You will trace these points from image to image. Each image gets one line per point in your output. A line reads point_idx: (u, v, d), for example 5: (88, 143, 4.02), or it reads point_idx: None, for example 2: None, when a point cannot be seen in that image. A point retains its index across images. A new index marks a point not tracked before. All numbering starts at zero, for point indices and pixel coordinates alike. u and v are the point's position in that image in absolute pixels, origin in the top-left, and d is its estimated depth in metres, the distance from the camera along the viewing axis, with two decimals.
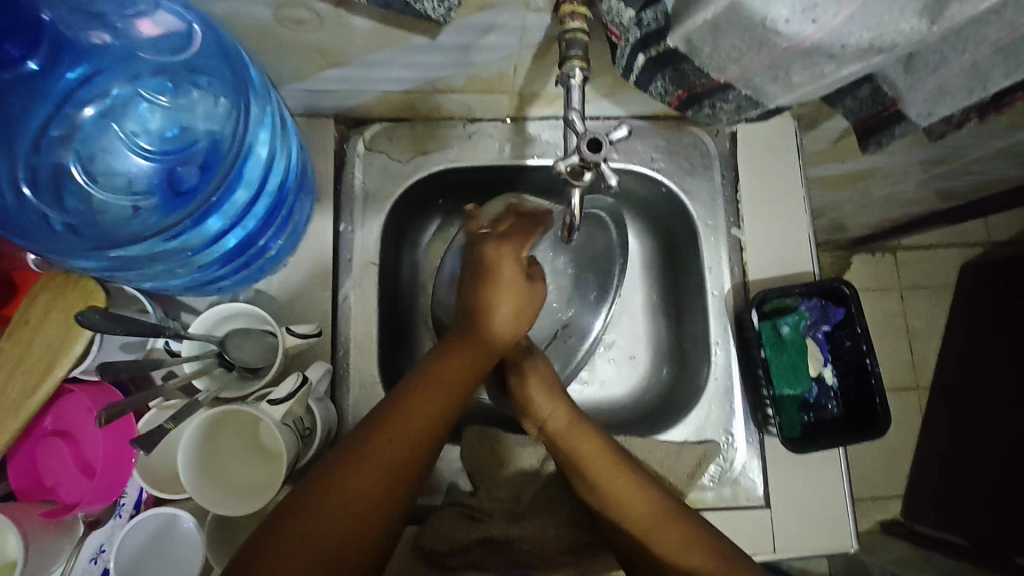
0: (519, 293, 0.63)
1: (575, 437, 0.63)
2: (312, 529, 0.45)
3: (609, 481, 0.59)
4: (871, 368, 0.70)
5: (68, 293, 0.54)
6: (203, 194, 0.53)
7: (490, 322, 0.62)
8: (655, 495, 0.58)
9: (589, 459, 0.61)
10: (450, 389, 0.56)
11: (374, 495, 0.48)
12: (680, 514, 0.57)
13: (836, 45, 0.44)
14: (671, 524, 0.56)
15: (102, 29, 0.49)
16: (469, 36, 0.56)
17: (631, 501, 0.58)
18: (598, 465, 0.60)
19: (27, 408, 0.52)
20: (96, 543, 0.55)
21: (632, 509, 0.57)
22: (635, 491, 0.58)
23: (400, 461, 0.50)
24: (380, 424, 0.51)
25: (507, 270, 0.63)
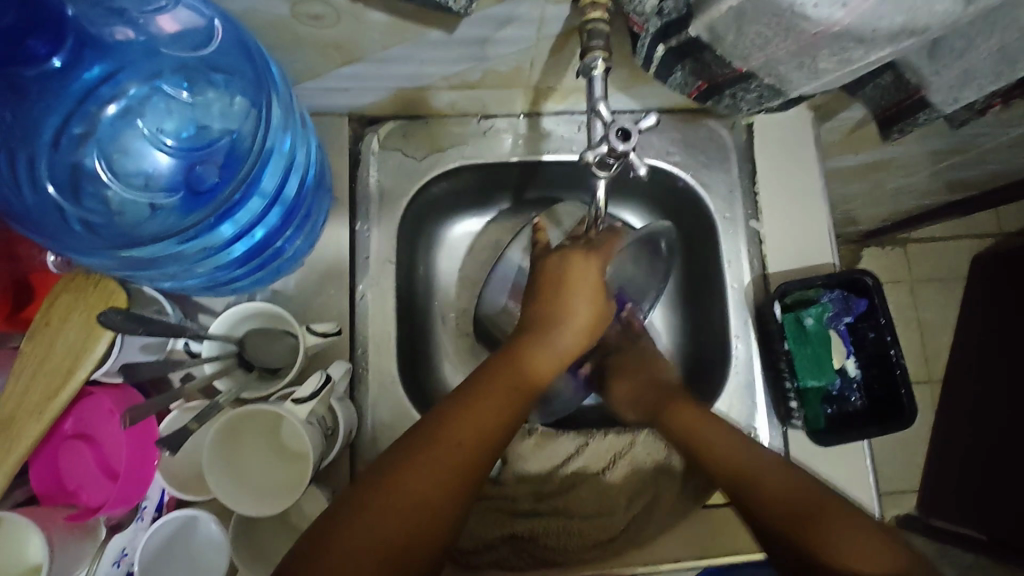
0: (599, 305, 0.64)
1: (668, 403, 0.67)
2: (357, 548, 0.45)
3: (704, 435, 0.63)
4: (896, 360, 0.68)
5: (89, 294, 0.53)
6: (223, 193, 0.52)
7: (553, 337, 0.62)
8: (753, 447, 0.60)
9: (683, 421, 0.65)
10: (507, 393, 0.56)
11: (427, 502, 0.48)
12: (781, 466, 0.58)
13: (868, 29, 0.43)
14: (775, 469, 0.58)
15: (124, 24, 0.48)
16: (488, 29, 0.55)
17: (733, 455, 0.60)
18: (696, 425, 0.64)
19: (48, 411, 0.51)
20: (119, 547, 0.54)
21: (733, 462, 0.60)
22: (731, 441, 0.61)
23: (452, 464, 0.50)
24: (432, 429, 0.51)
25: (587, 282, 0.64)
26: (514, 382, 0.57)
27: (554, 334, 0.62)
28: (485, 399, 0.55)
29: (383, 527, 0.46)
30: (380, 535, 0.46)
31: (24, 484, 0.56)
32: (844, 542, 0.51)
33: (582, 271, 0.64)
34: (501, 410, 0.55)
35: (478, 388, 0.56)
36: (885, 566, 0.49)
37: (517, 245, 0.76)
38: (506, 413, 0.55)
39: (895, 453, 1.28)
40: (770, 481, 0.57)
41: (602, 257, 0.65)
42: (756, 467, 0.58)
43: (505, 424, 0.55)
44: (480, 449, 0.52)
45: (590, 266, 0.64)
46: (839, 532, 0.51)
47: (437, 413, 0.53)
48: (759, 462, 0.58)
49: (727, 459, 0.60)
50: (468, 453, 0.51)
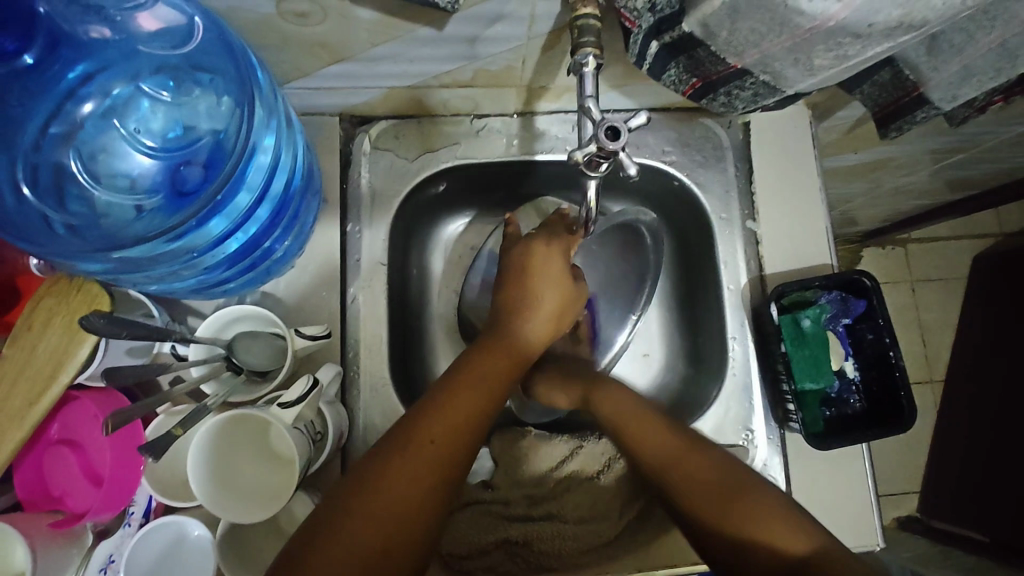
0: (564, 292, 0.65)
1: (597, 394, 0.65)
2: (346, 554, 0.43)
3: (627, 424, 0.62)
4: (895, 361, 0.67)
5: (72, 298, 0.52)
6: (207, 193, 0.51)
7: (526, 321, 0.63)
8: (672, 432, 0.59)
9: (612, 413, 0.63)
10: (477, 391, 0.55)
11: (411, 501, 0.47)
12: (700, 447, 0.58)
13: (863, 24, 0.42)
14: (693, 455, 0.57)
15: (100, 22, 0.47)
16: (477, 26, 0.54)
17: (649, 443, 0.59)
18: (620, 414, 0.62)
19: (30, 418, 0.50)
20: (105, 553, 0.53)
21: (654, 449, 0.59)
22: (654, 427, 0.60)
23: (434, 458, 0.49)
24: (410, 427, 0.51)
25: (552, 269, 0.65)
26: (487, 371, 0.57)
27: (521, 320, 0.63)
28: (453, 404, 0.53)
29: (370, 529, 0.45)
30: (367, 538, 0.44)
31: (9, 491, 0.55)
32: (758, 521, 0.51)
33: (547, 257, 0.65)
34: (477, 403, 0.54)
35: (453, 381, 0.55)
36: (795, 537, 0.49)
37: (490, 239, 0.78)
38: (482, 406, 0.54)
39: (898, 455, 1.26)
40: (690, 468, 0.56)
41: (567, 241, 0.66)
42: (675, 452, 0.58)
43: (480, 416, 0.54)
44: (456, 444, 0.51)
45: (554, 254, 0.65)
46: (751, 513, 0.51)
47: (413, 412, 0.52)
48: (677, 447, 0.58)
49: (651, 451, 0.59)
50: (443, 447, 0.50)
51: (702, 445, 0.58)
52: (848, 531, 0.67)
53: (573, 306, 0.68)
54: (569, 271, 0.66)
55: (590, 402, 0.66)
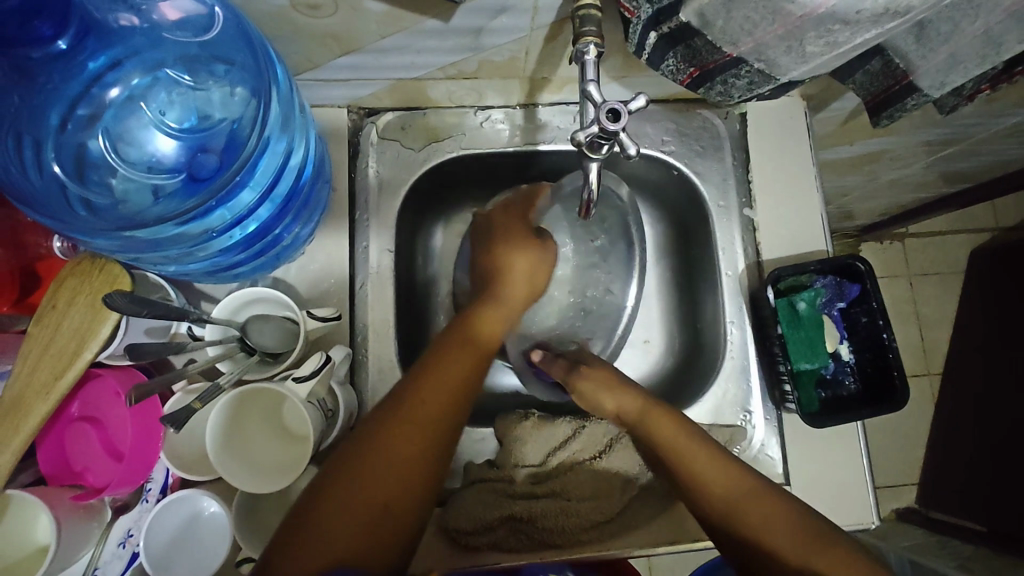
0: (531, 250, 0.70)
1: (651, 419, 0.63)
2: (354, 514, 0.48)
3: (690, 459, 0.59)
4: (887, 343, 0.69)
5: (93, 279, 0.54)
6: (224, 177, 0.53)
7: (506, 280, 0.68)
8: (739, 473, 0.58)
9: (668, 440, 0.61)
10: (463, 355, 0.59)
11: (411, 464, 0.52)
12: (762, 492, 0.57)
13: (852, 10, 0.44)
14: (757, 499, 0.56)
15: (128, 11, 0.50)
16: (482, 18, 0.56)
17: (717, 481, 0.58)
18: (687, 445, 0.60)
19: (55, 393, 0.52)
20: (125, 527, 0.56)
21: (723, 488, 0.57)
22: (718, 466, 0.59)
23: (420, 440, 0.53)
24: (395, 411, 0.54)
25: (516, 231, 0.70)
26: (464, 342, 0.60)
27: (499, 287, 0.68)
28: (441, 369, 0.57)
29: (362, 512, 0.49)
30: (361, 518, 0.48)
31: (31, 467, 0.57)
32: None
33: (508, 227, 0.71)
34: (460, 366, 0.58)
35: (438, 347, 0.59)
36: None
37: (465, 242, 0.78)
38: (466, 368, 0.58)
39: (895, 447, 1.28)
40: (764, 509, 0.56)
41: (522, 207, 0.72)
42: (734, 494, 0.57)
43: (467, 385, 0.57)
44: (446, 423, 0.55)
45: (512, 219, 0.72)
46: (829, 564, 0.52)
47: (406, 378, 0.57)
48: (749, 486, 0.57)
49: (715, 485, 0.58)
50: (430, 432, 0.54)
51: (762, 489, 0.57)
52: (844, 510, 0.69)
53: (546, 265, 0.71)
54: (531, 231, 0.71)
55: (640, 423, 0.64)
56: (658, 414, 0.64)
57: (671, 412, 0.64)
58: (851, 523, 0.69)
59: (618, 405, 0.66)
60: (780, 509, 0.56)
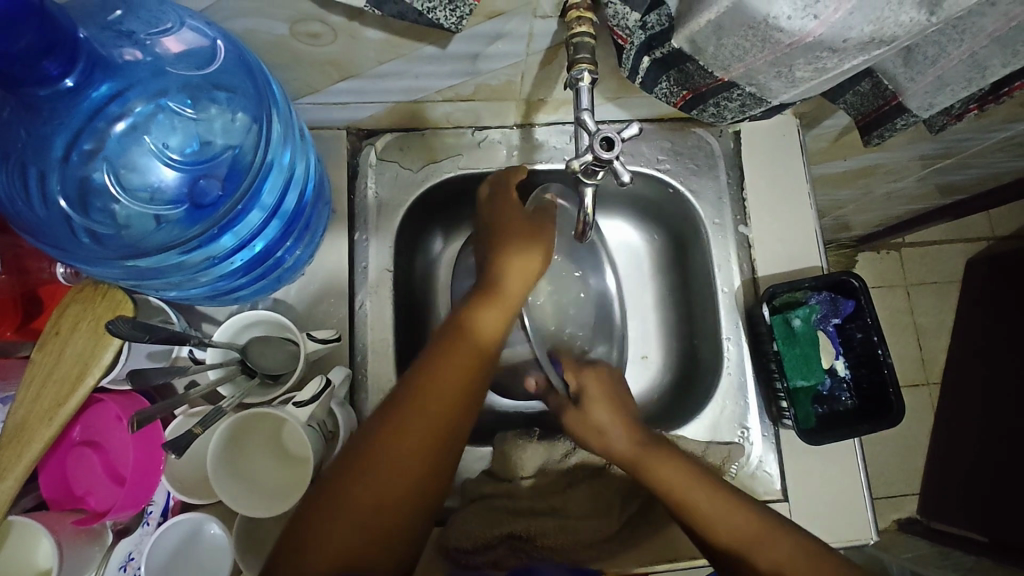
0: (530, 253, 0.66)
1: (651, 464, 0.62)
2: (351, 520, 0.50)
3: (697, 501, 0.60)
4: (883, 359, 0.70)
5: (97, 305, 0.55)
6: (227, 205, 0.54)
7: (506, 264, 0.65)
8: (747, 511, 0.59)
9: (671, 483, 0.61)
10: (464, 357, 0.58)
11: (405, 469, 0.52)
12: (775, 532, 0.58)
13: (838, 39, 0.45)
14: (769, 539, 0.58)
15: (132, 46, 0.50)
16: (478, 44, 0.57)
17: (722, 522, 0.58)
18: (695, 490, 0.60)
19: (59, 419, 0.53)
20: (125, 552, 0.56)
21: (730, 533, 0.58)
22: (727, 507, 0.59)
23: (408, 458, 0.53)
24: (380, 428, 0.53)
25: (514, 224, 0.67)
26: (464, 352, 0.58)
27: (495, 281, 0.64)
28: (441, 375, 0.56)
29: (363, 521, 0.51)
30: (354, 530, 0.50)
31: (33, 491, 0.57)
32: None
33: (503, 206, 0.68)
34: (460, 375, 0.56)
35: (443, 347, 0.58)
36: None
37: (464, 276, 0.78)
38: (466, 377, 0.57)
39: (894, 457, 1.28)
40: (778, 550, 0.57)
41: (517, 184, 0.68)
42: (749, 531, 0.58)
43: (465, 397, 0.56)
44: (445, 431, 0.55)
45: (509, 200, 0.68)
46: None
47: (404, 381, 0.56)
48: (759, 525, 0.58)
49: (730, 528, 0.58)
50: (416, 453, 0.53)
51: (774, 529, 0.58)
52: (844, 526, 0.70)
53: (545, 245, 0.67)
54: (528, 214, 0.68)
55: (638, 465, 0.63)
56: (659, 454, 0.63)
57: (672, 453, 0.63)
58: (850, 540, 0.69)
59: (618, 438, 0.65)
60: (788, 549, 0.57)
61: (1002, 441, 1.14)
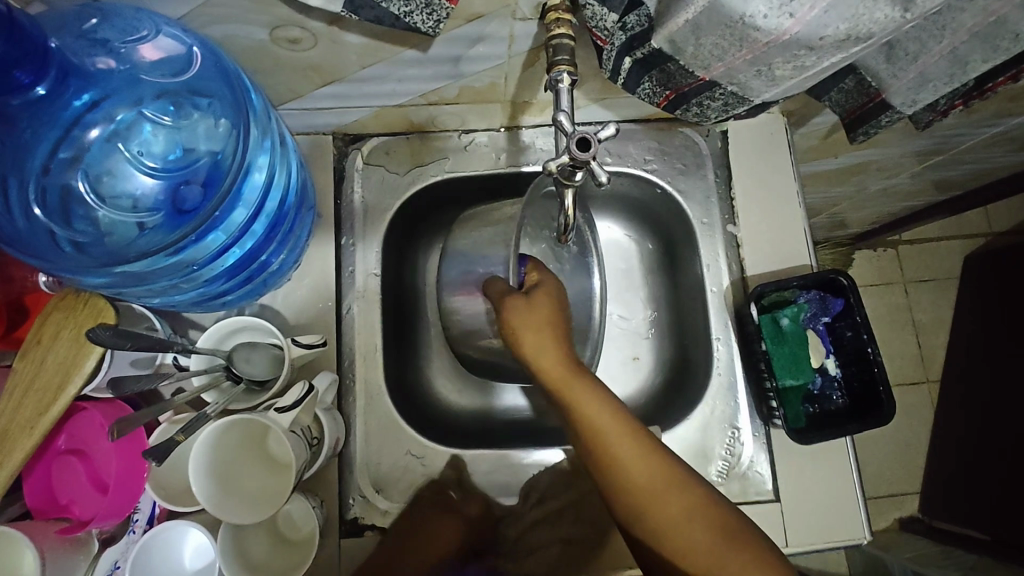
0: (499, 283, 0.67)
1: (575, 394, 0.58)
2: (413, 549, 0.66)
3: (612, 441, 0.56)
4: (873, 357, 0.70)
5: (78, 312, 0.55)
6: (205, 210, 0.54)
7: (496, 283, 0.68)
8: (660, 457, 0.56)
9: (590, 419, 0.57)
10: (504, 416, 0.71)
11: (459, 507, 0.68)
12: (687, 482, 0.55)
13: (815, 37, 0.45)
14: (676, 490, 0.55)
15: (106, 54, 0.50)
16: (460, 47, 0.57)
17: (634, 463, 0.55)
18: (613, 430, 0.56)
19: (40, 427, 0.53)
20: (112, 559, 0.56)
21: (639, 476, 0.55)
22: (640, 452, 0.55)
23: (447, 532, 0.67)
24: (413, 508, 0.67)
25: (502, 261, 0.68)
26: None
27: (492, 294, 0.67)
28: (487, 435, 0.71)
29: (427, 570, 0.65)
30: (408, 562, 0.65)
31: (20, 500, 0.57)
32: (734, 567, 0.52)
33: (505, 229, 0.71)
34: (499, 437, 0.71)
35: None
36: None
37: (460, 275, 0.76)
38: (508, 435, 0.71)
39: (894, 456, 1.28)
40: (671, 506, 0.54)
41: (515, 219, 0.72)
42: (658, 482, 0.55)
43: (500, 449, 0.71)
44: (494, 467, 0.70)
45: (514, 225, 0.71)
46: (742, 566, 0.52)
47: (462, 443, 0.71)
48: (665, 481, 0.55)
49: (636, 472, 0.55)
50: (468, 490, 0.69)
51: (683, 477, 0.55)
52: (838, 526, 0.69)
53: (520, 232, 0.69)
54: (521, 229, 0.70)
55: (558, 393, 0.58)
56: (580, 382, 0.58)
57: (597, 384, 0.58)
58: (841, 540, 0.69)
59: (540, 359, 0.59)
60: (691, 502, 0.54)
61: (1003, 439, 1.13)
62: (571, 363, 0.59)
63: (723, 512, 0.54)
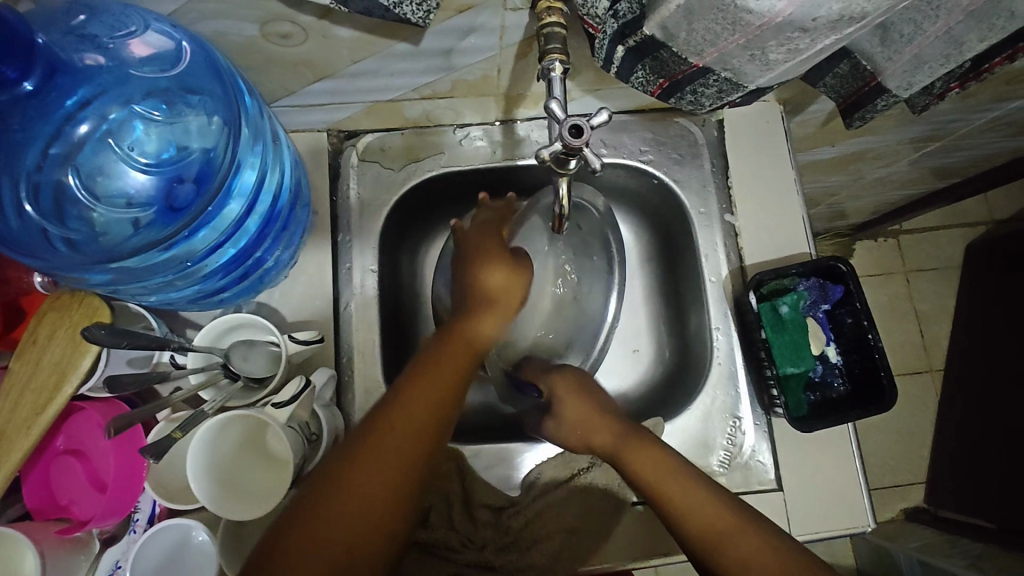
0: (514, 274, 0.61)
1: (631, 451, 0.60)
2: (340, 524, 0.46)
3: (667, 487, 0.56)
4: (874, 343, 0.69)
5: (73, 311, 0.55)
6: (197, 206, 0.54)
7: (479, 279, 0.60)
8: (721, 498, 0.55)
9: (647, 471, 0.58)
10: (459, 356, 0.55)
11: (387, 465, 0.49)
12: (749, 522, 0.53)
13: (808, 18, 0.44)
14: (742, 529, 0.53)
15: (95, 50, 0.50)
16: (451, 38, 0.57)
17: (697, 505, 0.54)
18: (667, 478, 0.57)
19: (37, 427, 0.53)
20: (112, 559, 0.55)
21: (701, 520, 0.54)
22: (700, 494, 0.55)
23: (368, 523, 0.47)
24: (319, 492, 0.47)
25: (493, 249, 0.61)
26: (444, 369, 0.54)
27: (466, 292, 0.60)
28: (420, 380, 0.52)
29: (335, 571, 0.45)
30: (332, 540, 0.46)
31: (18, 502, 0.57)
32: None
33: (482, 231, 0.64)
34: (438, 392, 0.52)
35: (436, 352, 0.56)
36: None
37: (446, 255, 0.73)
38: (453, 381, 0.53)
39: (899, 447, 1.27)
40: (742, 547, 0.52)
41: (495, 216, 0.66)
42: (723, 522, 0.53)
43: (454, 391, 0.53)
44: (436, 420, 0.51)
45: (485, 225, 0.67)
46: None
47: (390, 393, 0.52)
48: (731, 519, 0.53)
49: (700, 515, 0.54)
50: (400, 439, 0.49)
51: (750, 516, 0.54)
52: (842, 515, 0.69)
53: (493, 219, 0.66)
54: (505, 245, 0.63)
55: (614, 454, 0.61)
56: (636, 441, 0.61)
57: (648, 439, 0.61)
58: (844, 528, 0.69)
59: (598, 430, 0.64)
60: (761, 539, 0.52)
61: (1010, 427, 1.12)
62: (622, 428, 0.63)
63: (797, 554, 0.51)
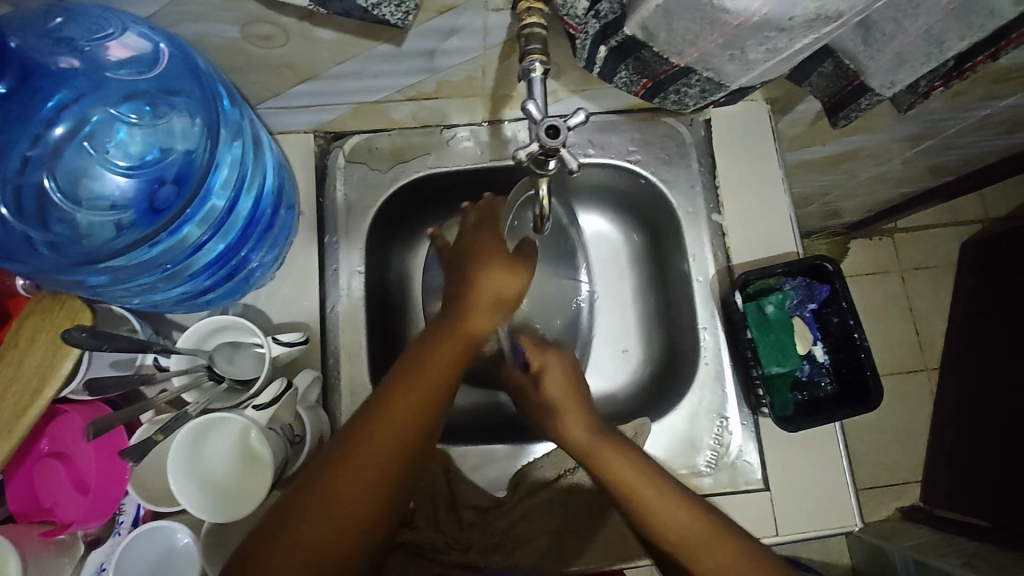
0: (508, 272, 0.59)
1: (600, 456, 0.56)
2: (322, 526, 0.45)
3: (638, 491, 0.53)
4: (860, 342, 0.69)
5: (54, 314, 0.54)
6: (176, 208, 0.54)
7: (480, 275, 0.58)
8: (696, 508, 0.52)
9: (620, 477, 0.54)
10: (450, 349, 0.53)
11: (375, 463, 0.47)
12: (726, 531, 0.51)
13: (784, 18, 0.44)
14: (716, 540, 0.51)
15: (70, 53, 0.49)
16: (434, 39, 0.57)
17: (667, 514, 0.51)
18: (638, 483, 0.53)
19: (18, 430, 0.52)
20: (97, 561, 0.55)
21: (675, 529, 0.51)
22: (672, 503, 0.52)
23: (345, 526, 0.45)
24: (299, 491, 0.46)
25: (490, 250, 0.60)
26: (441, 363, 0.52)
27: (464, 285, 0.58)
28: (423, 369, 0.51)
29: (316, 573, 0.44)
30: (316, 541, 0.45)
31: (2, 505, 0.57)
32: None
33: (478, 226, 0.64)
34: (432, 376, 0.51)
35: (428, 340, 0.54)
36: None
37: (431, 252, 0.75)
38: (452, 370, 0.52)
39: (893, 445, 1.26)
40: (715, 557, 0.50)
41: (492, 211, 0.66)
42: (694, 534, 0.51)
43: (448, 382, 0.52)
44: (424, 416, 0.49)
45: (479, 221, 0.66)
46: None
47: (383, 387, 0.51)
48: (705, 530, 0.51)
49: (670, 525, 0.51)
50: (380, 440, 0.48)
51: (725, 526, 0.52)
52: (829, 514, 0.69)
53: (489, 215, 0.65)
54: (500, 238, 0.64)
55: (586, 455, 0.57)
56: (610, 443, 0.56)
57: (624, 443, 0.57)
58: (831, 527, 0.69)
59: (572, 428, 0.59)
60: (736, 551, 0.50)
61: (1003, 426, 1.12)
62: (598, 431, 0.58)
63: (773, 560, 0.50)
